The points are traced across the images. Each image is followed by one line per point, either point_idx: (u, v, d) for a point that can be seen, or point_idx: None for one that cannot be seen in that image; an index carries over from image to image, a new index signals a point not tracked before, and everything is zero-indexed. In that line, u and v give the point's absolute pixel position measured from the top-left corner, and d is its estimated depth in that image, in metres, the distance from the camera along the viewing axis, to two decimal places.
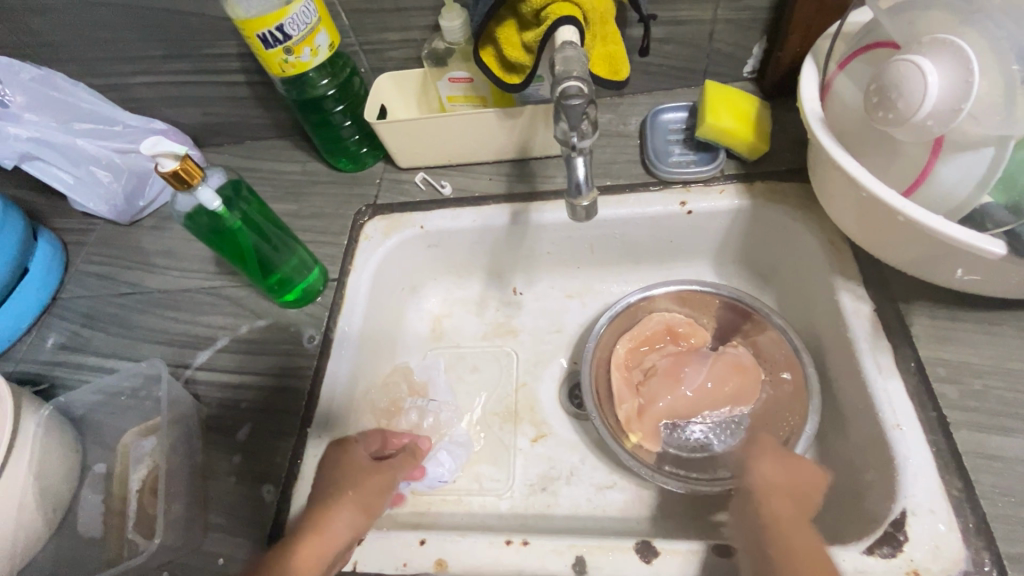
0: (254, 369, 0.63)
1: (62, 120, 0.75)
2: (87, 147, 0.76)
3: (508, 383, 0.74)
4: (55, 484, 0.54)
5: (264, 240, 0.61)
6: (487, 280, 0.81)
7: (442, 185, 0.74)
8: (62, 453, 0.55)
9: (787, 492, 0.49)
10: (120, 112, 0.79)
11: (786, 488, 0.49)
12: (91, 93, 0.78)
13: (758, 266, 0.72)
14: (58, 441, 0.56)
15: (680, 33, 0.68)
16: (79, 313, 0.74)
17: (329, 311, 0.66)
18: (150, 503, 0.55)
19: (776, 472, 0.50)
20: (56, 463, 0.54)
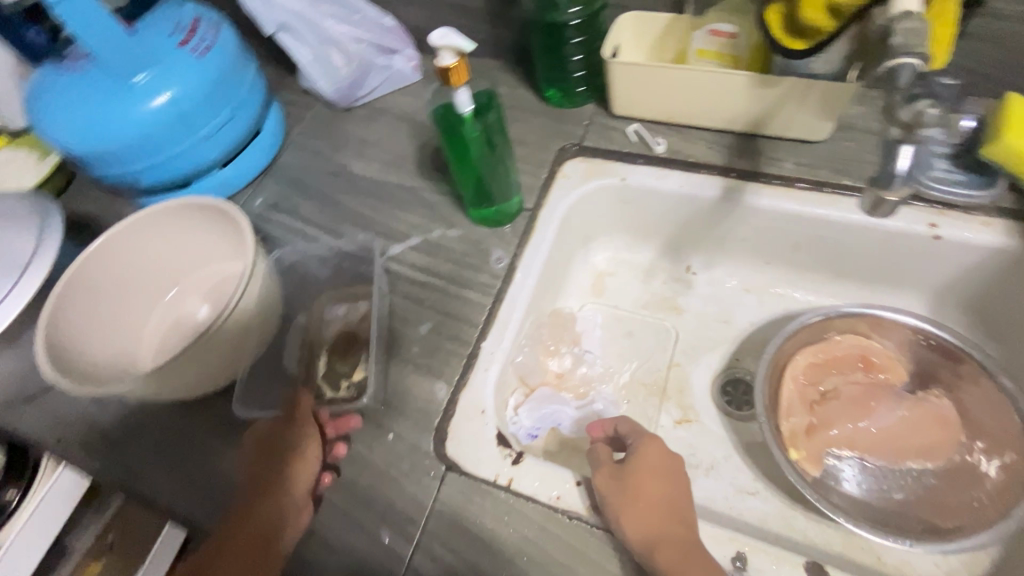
0: (438, 274, 0.66)
1: None
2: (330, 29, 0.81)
3: (660, 359, 0.72)
4: (267, 325, 0.61)
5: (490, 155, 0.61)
6: (662, 250, 0.78)
7: (655, 142, 0.70)
8: (276, 301, 0.62)
9: (654, 478, 0.51)
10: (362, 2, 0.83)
11: (646, 480, 0.50)
12: None
13: (991, 318, 0.63)
14: (275, 289, 0.62)
15: (999, 29, 0.57)
16: (291, 181, 0.81)
17: (518, 238, 0.67)
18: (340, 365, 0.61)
19: (654, 488, 0.50)
20: (272, 308, 0.61)
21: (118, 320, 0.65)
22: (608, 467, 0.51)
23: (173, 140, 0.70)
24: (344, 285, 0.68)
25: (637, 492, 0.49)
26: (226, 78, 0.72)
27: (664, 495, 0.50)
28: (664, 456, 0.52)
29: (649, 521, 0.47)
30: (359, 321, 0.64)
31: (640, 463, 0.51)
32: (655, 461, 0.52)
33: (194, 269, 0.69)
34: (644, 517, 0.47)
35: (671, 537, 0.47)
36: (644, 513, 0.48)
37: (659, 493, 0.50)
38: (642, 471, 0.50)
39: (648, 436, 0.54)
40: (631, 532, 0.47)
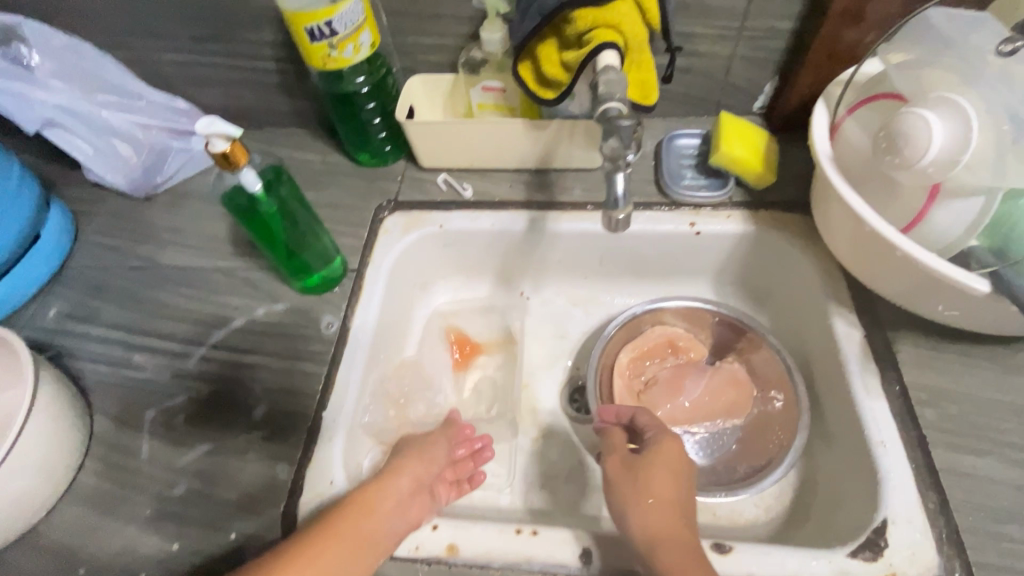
0: (267, 351, 0.64)
1: (86, 91, 0.75)
2: (110, 119, 0.76)
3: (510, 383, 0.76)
4: (64, 454, 0.55)
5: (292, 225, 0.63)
6: (496, 282, 0.83)
7: (463, 188, 0.76)
8: (73, 426, 0.56)
9: (668, 476, 0.52)
10: (144, 88, 0.79)
11: (656, 473, 0.52)
12: (116, 66, 0.77)
13: (756, 289, 0.76)
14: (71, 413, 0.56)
15: (701, 65, 0.72)
16: (86, 284, 0.74)
17: (347, 299, 0.68)
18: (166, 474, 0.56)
19: (661, 483, 0.51)
20: (70, 434, 0.56)
21: None
22: (626, 457, 0.55)
23: None
24: (162, 385, 0.63)
25: (649, 488, 0.51)
26: None
27: (677, 493, 0.51)
28: (680, 455, 0.54)
29: (662, 519, 0.49)
30: (184, 419, 0.60)
31: (654, 455, 0.53)
32: (673, 459, 0.53)
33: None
34: (653, 515, 0.49)
35: (673, 538, 0.48)
36: (649, 510, 0.50)
37: (669, 486, 0.51)
38: (653, 459, 0.53)
39: (670, 434, 0.55)
40: (635, 526, 0.49)
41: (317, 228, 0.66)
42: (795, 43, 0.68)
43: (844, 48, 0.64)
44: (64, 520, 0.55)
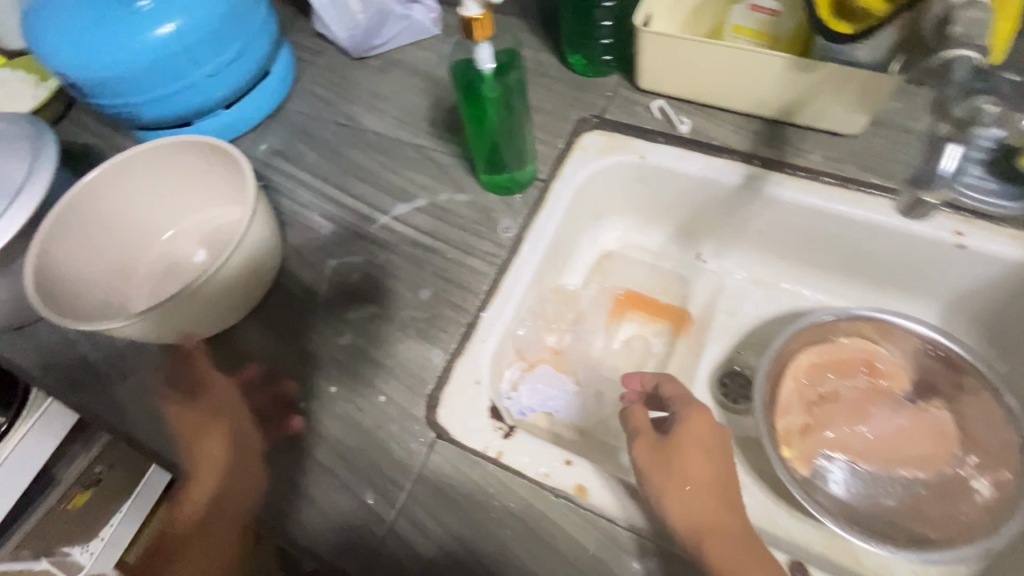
0: (441, 239, 0.64)
1: None
2: None
3: (663, 343, 0.70)
4: (266, 268, 0.61)
5: (504, 120, 0.58)
6: (673, 234, 0.76)
7: (680, 121, 0.67)
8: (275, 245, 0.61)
9: (699, 453, 0.51)
10: None
11: (694, 460, 0.50)
12: None
13: (999, 333, 0.62)
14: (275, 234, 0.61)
15: None
16: (296, 128, 0.78)
17: (529, 209, 0.65)
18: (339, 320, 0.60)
19: (707, 470, 0.50)
20: (272, 251, 0.61)
21: (111, 254, 0.63)
22: (678, 440, 0.51)
23: (174, 75, 0.67)
24: (344, 241, 0.66)
25: (689, 474, 0.49)
26: (234, 12, 0.68)
27: (720, 479, 0.50)
28: (712, 428, 0.52)
29: (701, 510, 0.47)
30: (358, 279, 0.63)
31: (683, 436, 0.51)
32: (702, 432, 0.51)
33: (199, 208, 0.67)
34: (691, 503, 0.47)
35: (725, 529, 0.47)
36: (691, 496, 0.48)
37: (704, 472, 0.50)
38: (685, 438, 0.51)
39: (699, 407, 0.53)
40: (676, 521, 0.47)
41: (526, 129, 0.61)
42: None
43: None
44: (250, 332, 0.62)
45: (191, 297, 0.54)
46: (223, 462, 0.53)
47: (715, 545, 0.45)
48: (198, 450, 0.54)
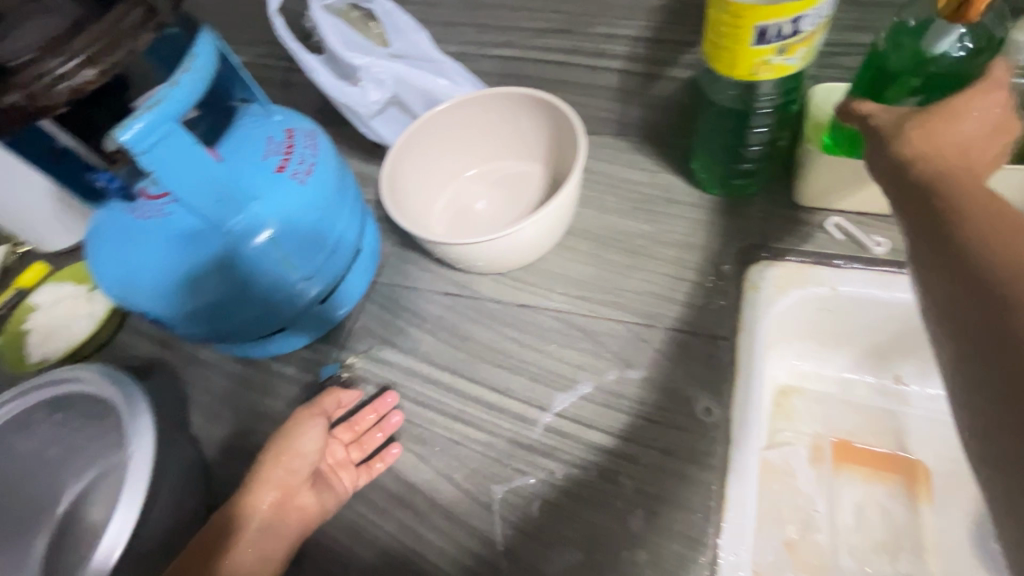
0: (628, 435, 0.52)
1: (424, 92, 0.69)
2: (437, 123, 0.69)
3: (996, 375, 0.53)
4: (570, 206, 0.62)
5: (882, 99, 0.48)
6: (863, 358, 0.62)
7: (875, 242, 0.57)
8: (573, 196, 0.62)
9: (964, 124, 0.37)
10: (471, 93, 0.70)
11: (962, 122, 0.37)
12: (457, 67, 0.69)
13: None
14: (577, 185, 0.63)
15: None
16: (398, 307, 0.67)
17: (726, 379, 0.53)
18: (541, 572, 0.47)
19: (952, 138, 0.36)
20: (572, 200, 0.62)
21: (443, 176, 0.72)
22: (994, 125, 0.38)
23: (279, 287, 0.57)
24: (506, 455, 0.53)
25: (960, 125, 0.37)
26: (332, 203, 0.59)
27: (988, 143, 0.37)
28: (995, 113, 0.38)
29: (954, 149, 0.36)
30: (540, 509, 0.50)
31: (959, 102, 0.38)
32: (977, 128, 0.37)
33: (491, 158, 0.73)
34: (941, 138, 0.36)
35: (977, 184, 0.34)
36: (952, 143, 0.36)
37: (978, 131, 0.37)
38: (964, 104, 0.38)
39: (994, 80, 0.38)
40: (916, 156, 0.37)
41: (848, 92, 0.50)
42: None
43: None
44: None
45: (513, 235, 0.59)
46: (297, 464, 0.56)
47: (974, 213, 0.32)
48: (283, 447, 0.56)
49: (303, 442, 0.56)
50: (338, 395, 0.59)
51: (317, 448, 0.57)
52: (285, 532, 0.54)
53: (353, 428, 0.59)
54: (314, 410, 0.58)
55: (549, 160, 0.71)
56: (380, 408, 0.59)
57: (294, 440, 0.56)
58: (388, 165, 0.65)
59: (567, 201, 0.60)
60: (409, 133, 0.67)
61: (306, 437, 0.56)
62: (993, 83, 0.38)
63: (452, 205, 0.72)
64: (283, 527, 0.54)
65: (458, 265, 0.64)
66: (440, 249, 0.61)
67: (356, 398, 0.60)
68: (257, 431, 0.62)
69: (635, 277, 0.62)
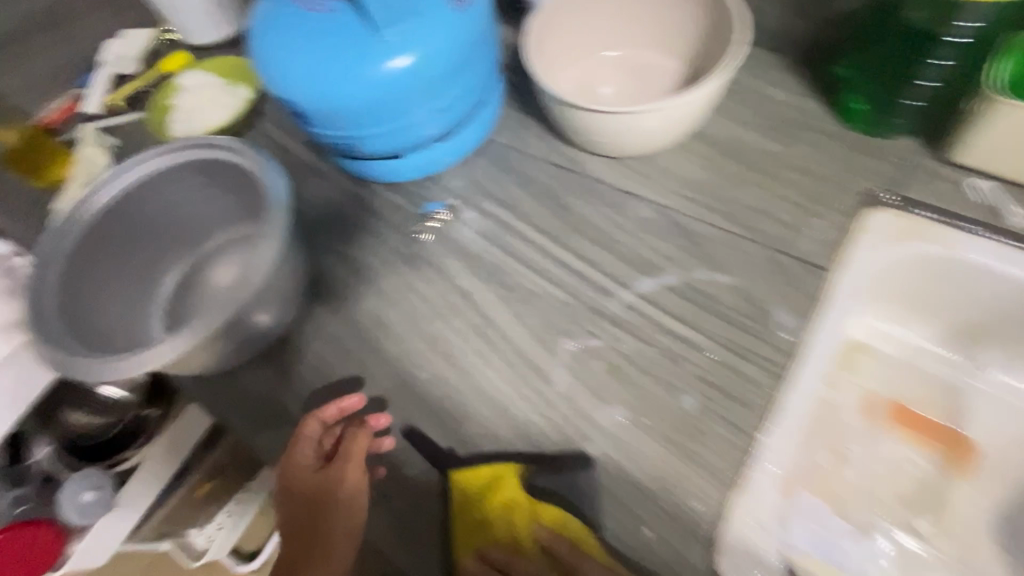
0: (700, 328, 0.54)
1: None
2: None
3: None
4: (708, 104, 0.61)
5: None
6: (948, 337, 0.61)
7: (1011, 211, 0.55)
8: (714, 96, 0.61)
9: None
10: None
11: None
12: None
13: None
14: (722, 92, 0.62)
15: None
16: (506, 166, 0.70)
17: (811, 303, 0.54)
18: (589, 416, 0.52)
19: None
20: (712, 100, 0.61)
21: (581, 49, 0.71)
22: None
23: (409, 110, 0.61)
24: (583, 318, 0.57)
25: None
26: (476, 42, 0.60)
27: None
28: None
29: None
30: (603, 368, 0.54)
31: None
32: None
33: (630, 44, 0.72)
34: None
35: None
36: None
37: None
38: None
39: None
40: None
41: None
42: None
43: None
44: (479, 418, 0.55)
45: (641, 119, 0.59)
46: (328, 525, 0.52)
47: None
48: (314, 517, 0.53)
49: (346, 504, 0.52)
50: (365, 435, 0.54)
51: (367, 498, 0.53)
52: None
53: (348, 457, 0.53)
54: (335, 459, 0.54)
55: (691, 58, 0.69)
56: (373, 426, 0.55)
57: (322, 497, 0.53)
58: (536, 21, 0.65)
59: (708, 96, 0.59)
60: None
61: (340, 491, 0.52)
62: None
63: (581, 81, 0.71)
64: None
65: (577, 136, 0.65)
66: (570, 112, 0.61)
67: (354, 408, 0.55)
68: (357, 242, 0.68)
69: (747, 191, 0.61)
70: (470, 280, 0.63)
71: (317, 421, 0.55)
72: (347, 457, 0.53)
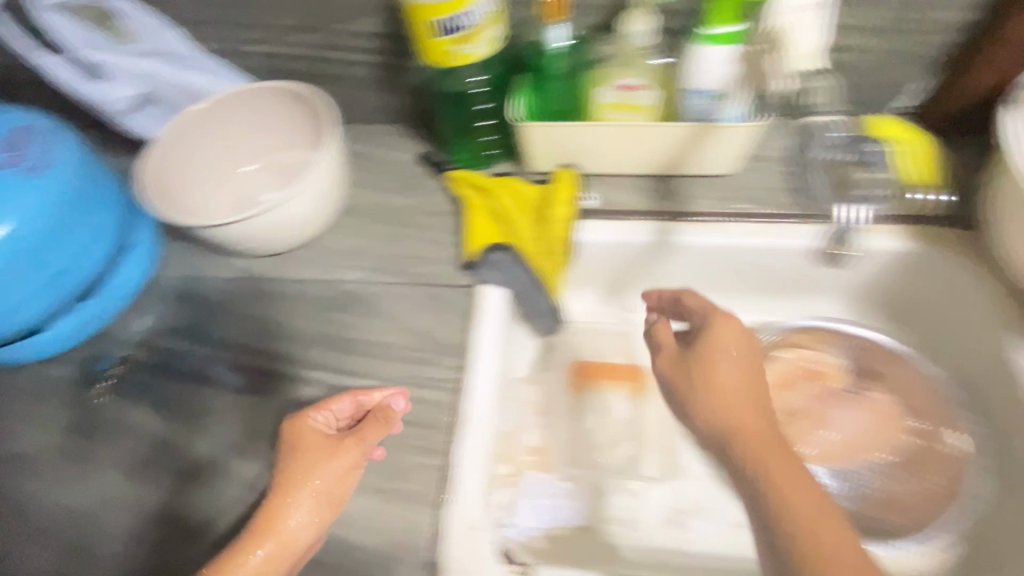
0: (382, 377, 0.60)
1: (155, 59, 0.71)
2: (176, 82, 0.72)
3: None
4: (334, 183, 0.67)
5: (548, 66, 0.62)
6: (604, 293, 0.76)
7: (590, 198, 0.69)
8: (337, 175, 0.68)
9: (726, 356, 0.51)
10: (208, 62, 0.73)
11: (734, 401, 0.49)
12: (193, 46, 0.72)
13: (901, 310, 0.68)
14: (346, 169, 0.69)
15: (847, 61, 0.65)
16: (180, 295, 0.70)
17: (462, 317, 0.63)
18: None
19: (717, 412, 0.49)
20: (335, 179, 0.67)
21: (221, 169, 0.74)
22: (743, 381, 0.50)
23: (23, 284, 0.58)
24: (281, 413, 0.60)
25: (717, 370, 0.51)
26: (74, 198, 0.59)
27: (742, 377, 0.50)
28: (739, 333, 0.52)
29: (727, 414, 0.48)
30: None
31: (711, 338, 0.52)
32: (732, 337, 0.52)
33: (271, 150, 0.76)
34: (717, 413, 0.49)
35: (753, 429, 0.48)
36: (717, 396, 0.49)
37: (732, 385, 0.50)
38: (719, 360, 0.51)
39: (723, 315, 0.54)
40: (703, 424, 0.49)
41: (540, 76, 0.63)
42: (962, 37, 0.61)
43: None
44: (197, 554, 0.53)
45: (271, 214, 0.63)
46: (334, 484, 0.52)
47: (790, 511, 0.43)
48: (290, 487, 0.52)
49: (310, 470, 0.52)
50: (381, 425, 0.55)
51: (332, 471, 0.52)
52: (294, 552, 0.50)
53: (323, 416, 0.55)
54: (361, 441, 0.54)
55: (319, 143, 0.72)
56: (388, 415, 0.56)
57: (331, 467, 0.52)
58: (150, 158, 0.68)
59: (325, 178, 0.66)
60: (174, 125, 0.69)
61: (336, 462, 0.52)
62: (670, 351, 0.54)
63: (237, 195, 0.74)
64: (280, 555, 0.49)
65: (222, 247, 0.67)
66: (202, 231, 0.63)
67: (397, 412, 0.57)
68: (36, 432, 0.62)
69: (397, 243, 0.70)
70: (165, 421, 0.61)
71: (351, 399, 0.56)
72: (363, 439, 0.54)
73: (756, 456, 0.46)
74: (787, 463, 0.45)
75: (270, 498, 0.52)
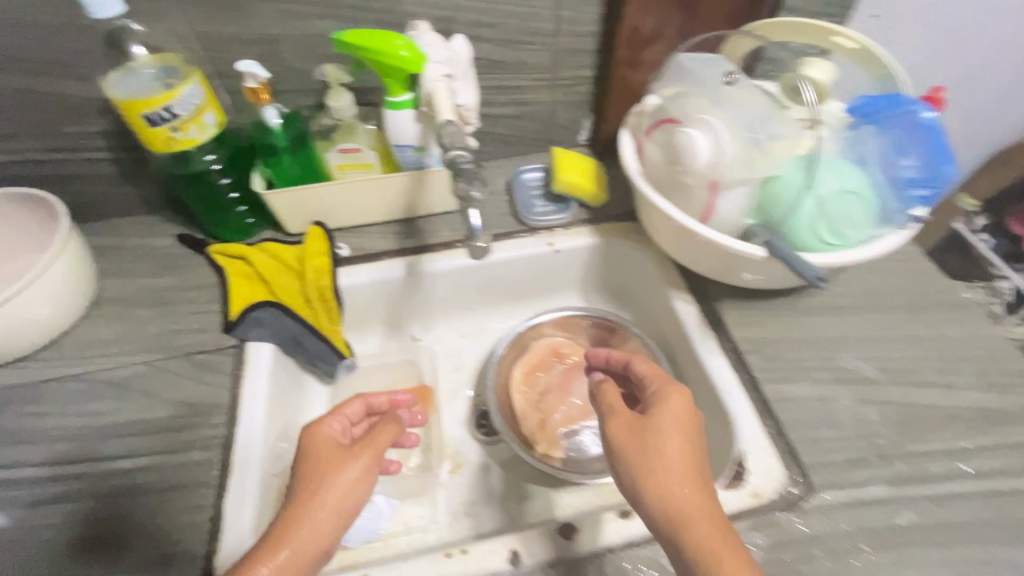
0: (149, 451, 0.60)
1: None
2: None
3: (655, 154, 0.68)
4: (74, 276, 0.67)
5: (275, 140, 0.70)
6: (386, 331, 0.87)
7: (340, 247, 0.79)
8: (76, 266, 0.68)
9: (674, 432, 0.51)
10: None
11: (671, 439, 0.50)
12: None
13: (614, 290, 0.88)
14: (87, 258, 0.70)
15: (528, 111, 0.85)
16: None
17: (230, 378, 0.66)
18: None
19: (673, 496, 0.48)
20: (74, 271, 0.67)
21: None
22: (685, 475, 0.49)
23: None
24: (23, 520, 0.56)
25: (663, 448, 0.50)
26: None
27: (691, 455, 0.50)
28: (684, 407, 0.53)
29: (676, 500, 0.47)
30: (58, 547, 0.54)
31: (660, 412, 0.52)
32: (679, 410, 0.53)
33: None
34: (671, 497, 0.48)
35: (697, 513, 0.47)
36: (663, 474, 0.49)
37: (680, 452, 0.50)
38: (664, 430, 0.51)
39: (672, 388, 0.55)
40: (653, 505, 0.48)
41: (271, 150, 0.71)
42: (597, 86, 0.84)
43: (637, 88, 0.81)
44: None
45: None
46: (354, 479, 0.53)
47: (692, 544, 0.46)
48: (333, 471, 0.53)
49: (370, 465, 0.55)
50: (397, 424, 0.62)
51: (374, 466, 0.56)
52: (328, 518, 0.51)
53: (349, 411, 0.61)
54: (377, 435, 0.59)
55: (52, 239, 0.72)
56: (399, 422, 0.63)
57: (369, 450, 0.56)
58: None
59: (60, 272, 0.65)
60: None
61: (347, 470, 0.53)
62: (679, 419, 0.52)
63: None
64: (325, 521, 0.51)
65: None
66: None
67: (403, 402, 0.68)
68: None
69: (160, 323, 0.71)
70: None
71: (362, 403, 0.64)
72: (372, 442, 0.57)
73: (683, 524, 0.46)
74: (710, 528, 0.46)
75: (284, 510, 0.51)
